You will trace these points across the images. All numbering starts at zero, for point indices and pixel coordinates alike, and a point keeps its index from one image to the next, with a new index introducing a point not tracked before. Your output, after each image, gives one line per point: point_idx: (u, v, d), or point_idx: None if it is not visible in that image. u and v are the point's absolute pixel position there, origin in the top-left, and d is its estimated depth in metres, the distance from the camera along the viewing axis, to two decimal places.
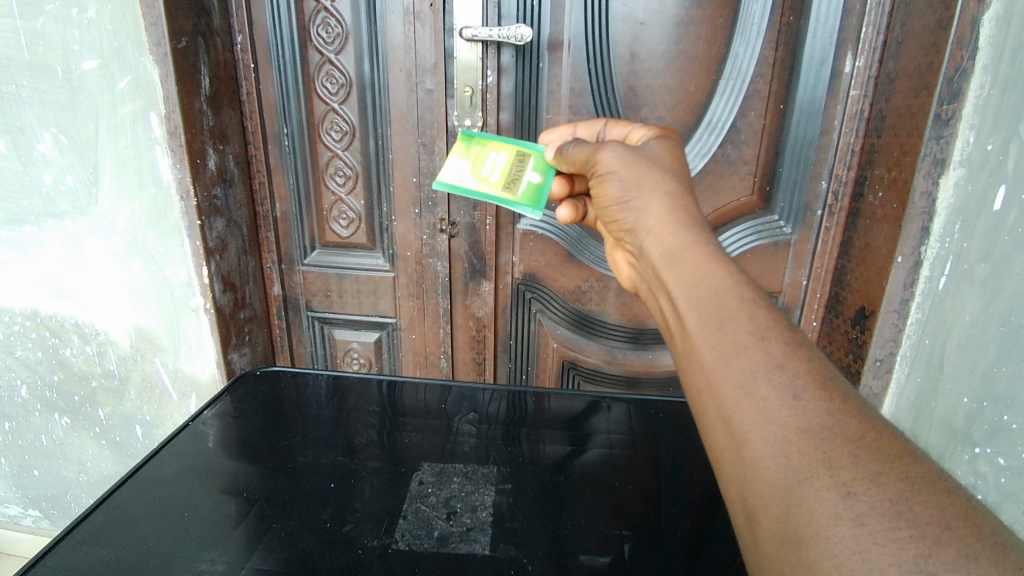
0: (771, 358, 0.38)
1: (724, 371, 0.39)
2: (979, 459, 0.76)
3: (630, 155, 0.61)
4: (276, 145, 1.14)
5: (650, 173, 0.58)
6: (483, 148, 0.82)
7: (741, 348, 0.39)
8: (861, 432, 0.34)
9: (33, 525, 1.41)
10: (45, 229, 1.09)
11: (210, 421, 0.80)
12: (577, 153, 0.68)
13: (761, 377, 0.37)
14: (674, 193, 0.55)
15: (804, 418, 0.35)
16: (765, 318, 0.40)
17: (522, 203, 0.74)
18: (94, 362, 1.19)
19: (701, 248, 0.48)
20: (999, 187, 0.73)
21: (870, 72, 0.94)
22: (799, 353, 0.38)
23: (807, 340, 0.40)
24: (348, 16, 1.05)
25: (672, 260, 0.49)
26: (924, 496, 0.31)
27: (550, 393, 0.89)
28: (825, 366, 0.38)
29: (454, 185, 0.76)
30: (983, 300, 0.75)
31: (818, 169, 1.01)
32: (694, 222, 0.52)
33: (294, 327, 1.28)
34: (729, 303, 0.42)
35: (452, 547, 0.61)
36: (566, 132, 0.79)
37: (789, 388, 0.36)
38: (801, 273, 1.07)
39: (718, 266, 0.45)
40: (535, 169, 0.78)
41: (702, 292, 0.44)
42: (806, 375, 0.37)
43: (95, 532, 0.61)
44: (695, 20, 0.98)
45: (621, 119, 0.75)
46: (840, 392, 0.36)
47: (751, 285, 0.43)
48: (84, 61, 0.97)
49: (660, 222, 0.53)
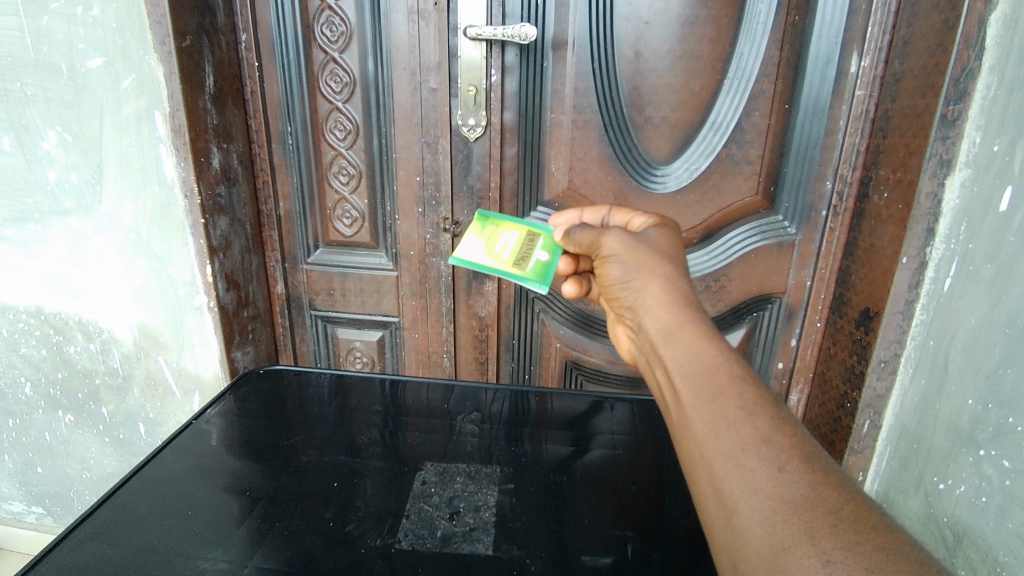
0: (758, 433, 0.42)
1: (714, 442, 0.43)
2: (984, 462, 0.74)
3: (631, 241, 0.63)
4: (279, 144, 1.14)
5: (649, 258, 0.60)
6: (496, 227, 0.83)
7: (731, 422, 0.43)
8: (839, 504, 0.38)
9: (36, 522, 1.42)
10: (49, 227, 1.09)
11: (213, 420, 0.80)
12: (583, 237, 0.69)
13: (749, 450, 0.41)
14: (671, 276, 0.58)
15: (787, 489, 0.39)
16: (752, 395, 0.45)
17: (529, 278, 0.75)
18: (97, 359, 1.19)
19: (694, 327, 0.52)
20: (1005, 189, 0.72)
21: (876, 72, 0.93)
22: (783, 428, 0.42)
23: (792, 417, 0.44)
24: (352, 14, 1.05)
25: (668, 335, 0.53)
26: (898, 566, 0.34)
27: (553, 393, 0.89)
28: (808, 442, 0.42)
29: (468, 263, 0.77)
30: (988, 302, 0.74)
31: (822, 169, 1.00)
32: (690, 301, 0.55)
33: (297, 326, 1.28)
34: (720, 380, 0.46)
35: (454, 547, 0.60)
36: (573, 216, 0.81)
37: (774, 460, 0.41)
38: (805, 274, 1.06)
39: (711, 343, 0.50)
40: (543, 248, 0.78)
41: (694, 368, 0.48)
42: (790, 449, 0.41)
43: (98, 530, 0.61)
44: (700, 19, 0.97)
45: (624, 207, 0.76)
46: (821, 466, 0.40)
47: (742, 363, 0.48)
48: (88, 59, 0.97)
49: (657, 301, 0.56)
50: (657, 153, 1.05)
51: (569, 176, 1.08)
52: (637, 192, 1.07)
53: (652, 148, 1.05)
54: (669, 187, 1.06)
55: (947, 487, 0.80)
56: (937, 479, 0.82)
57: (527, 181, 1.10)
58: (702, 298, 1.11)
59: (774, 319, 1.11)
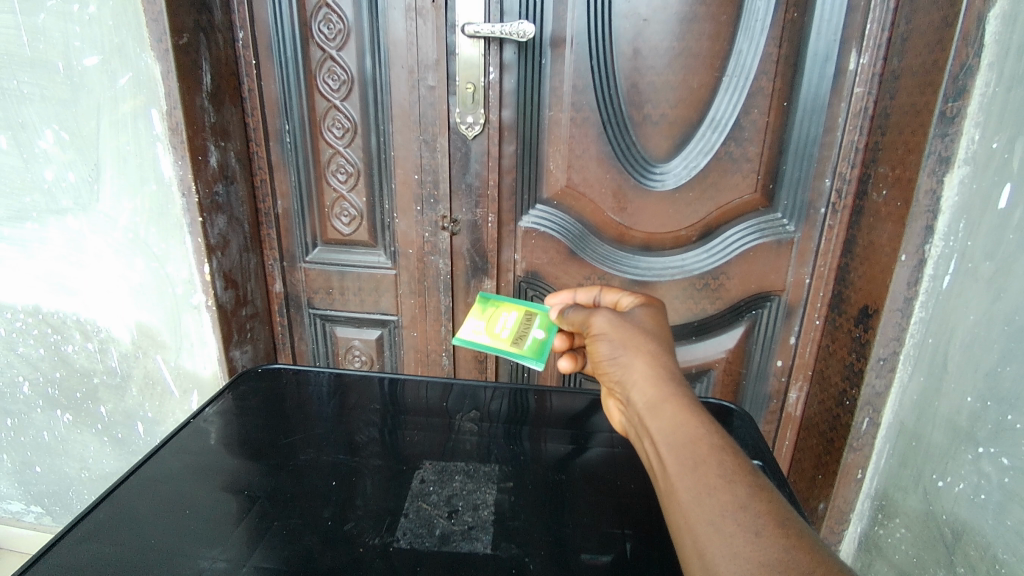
0: (736, 500, 0.44)
1: (697, 508, 0.45)
2: (982, 459, 0.74)
3: (618, 320, 0.63)
4: (277, 141, 1.14)
5: (636, 335, 0.60)
6: (496, 307, 0.83)
7: (712, 489, 0.45)
8: (812, 567, 0.40)
9: (35, 521, 1.42)
10: (47, 226, 1.09)
11: (211, 419, 0.80)
12: (575, 316, 0.70)
13: (729, 515, 0.43)
14: (657, 351, 0.58)
15: (764, 554, 0.41)
16: (732, 463, 0.47)
17: (527, 356, 0.75)
18: (96, 358, 1.19)
19: (678, 399, 0.53)
20: (1004, 186, 0.72)
21: (874, 70, 0.93)
22: (760, 495, 0.44)
23: (769, 483, 0.46)
24: (349, 11, 1.04)
25: (653, 407, 0.54)
26: None
27: (551, 391, 0.90)
28: (784, 507, 0.44)
29: (469, 343, 0.77)
30: (988, 299, 0.74)
31: (821, 167, 1.00)
32: (674, 374, 0.56)
33: (295, 325, 1.28)
34: (701, 449, 0.48)
35: (453, 546, 0.60)
36: (566, 295, 0.78)
37: (751, 525, 0.42)
38: (804, 271, 1.06)
39: (693, 414, 0.51)
40: (540, 326, 0.78)
41: (678, 439, 0.50)
42: (766, 514, 0.43)
43: (96, 529, 0.61)
44: (698, 16, 0.97)
45: (615, 286, 0.75)
46: (795, 529, 0.42)
47: (721, 432, 0.50)
48: (85, 57, 0.97)
49: (642, 372, 0.57)
50: (656, 151, 1.05)
51: (567, 174, 1.08)
52: (635, 190, 1.07)
53: (650, 146, 1.05)
54: (668, 185, 1.06)
55: (945, 484, 0.80)
56: (936, 477, 0.82)
57: (526, 179, 1.10)
58: (701, 296, 1.11)
59: (772, 317, 1.11)
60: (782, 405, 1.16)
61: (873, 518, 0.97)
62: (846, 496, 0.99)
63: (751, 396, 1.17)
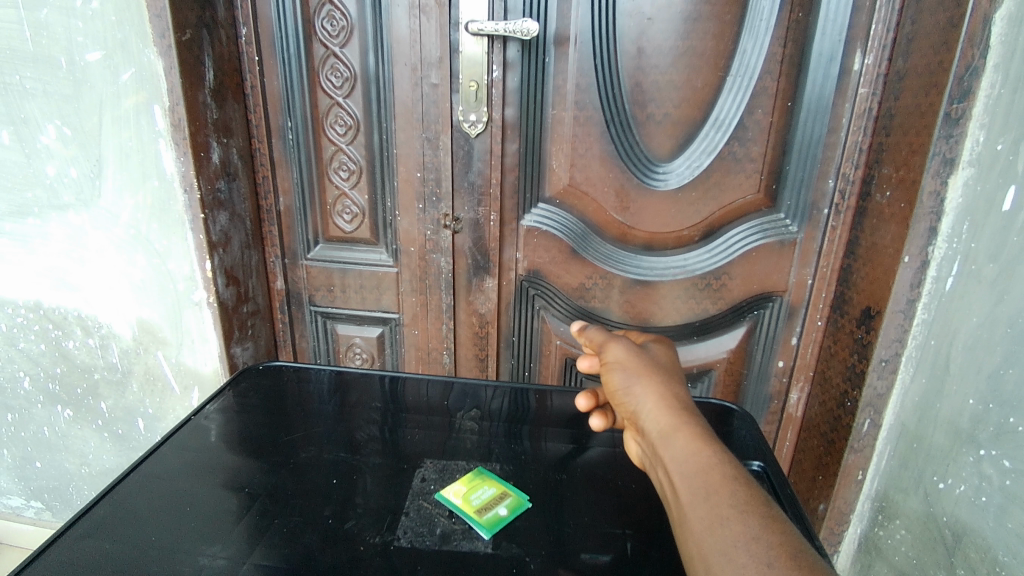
0: (749, 530, 0.44)
1: (709, 539, 0.44)
2: (984, 461, 0.74)
3: (632, 350, 0.63)
4: (280, 138, 1.14)
5: (650, 367, 0.60)
6: None
7: (724, 519, 0.45)
8: None
9: (35, 516, 1.42)
10: (48, 221, 1.09)
11: (212, 416, 0.80)
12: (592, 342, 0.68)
13: (741, 546, 0.43)
14: (671, 384, 0.58)
15: None
16: (744, 494, 0.47)
17: None
18: (96, 354, 1.19)
19: (691, 428, 0.53)
20: (1009, 188, 0.72)
21: (880, 70, 0.93)
22: (772, 526, 0.44)
23: (783, 515, 0.45)
24: (353, 8, 1.04)
25: (666, 436, 0.54)
26: None
27: (552, 391, 0.90)
28: (798, 540, 0.43)
29: None
30: (991, 302, 0.74)
31: (825, 167, 1.00)
32: (687, 405, 0.56)
33: (296, 322, 1.28)
34: (714, 479, 0.48)
35: (454, 545, 0.60)
36: None
37: (763, 556, 0.42)
38: (807, 272, 1.06)
39: (707, 444, 0.51)
40: None
41: (692, 468, 0.50)
42: (778, 546, 0.42)
43: (96, 526, 0.61)
44: (703, 15, 0.97)
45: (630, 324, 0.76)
46: (808, 562, 0.41)
47: (734, 463, 0.50)
48: (87, 53, 0.97)
49: (655, 401, 0.57)
50: (659, 150, 1.05)
51: (570, 173, 1.08)
52: (638, 189, 1.07)
53: (654, 145, 1.05)
54: (670, 185, 1.06)
55: (947, 486, 0.80)
56: (937, 479, 0.82)
57: (528, 177, 1.10)
58: (702, 296, 1.11)
59: (774, 318, 1.10)
60: (783, 406, 1.16)
61: (874, 519, 0.97)
62: (846, 497, 1.00)
63: (752, 396, 1.16)
